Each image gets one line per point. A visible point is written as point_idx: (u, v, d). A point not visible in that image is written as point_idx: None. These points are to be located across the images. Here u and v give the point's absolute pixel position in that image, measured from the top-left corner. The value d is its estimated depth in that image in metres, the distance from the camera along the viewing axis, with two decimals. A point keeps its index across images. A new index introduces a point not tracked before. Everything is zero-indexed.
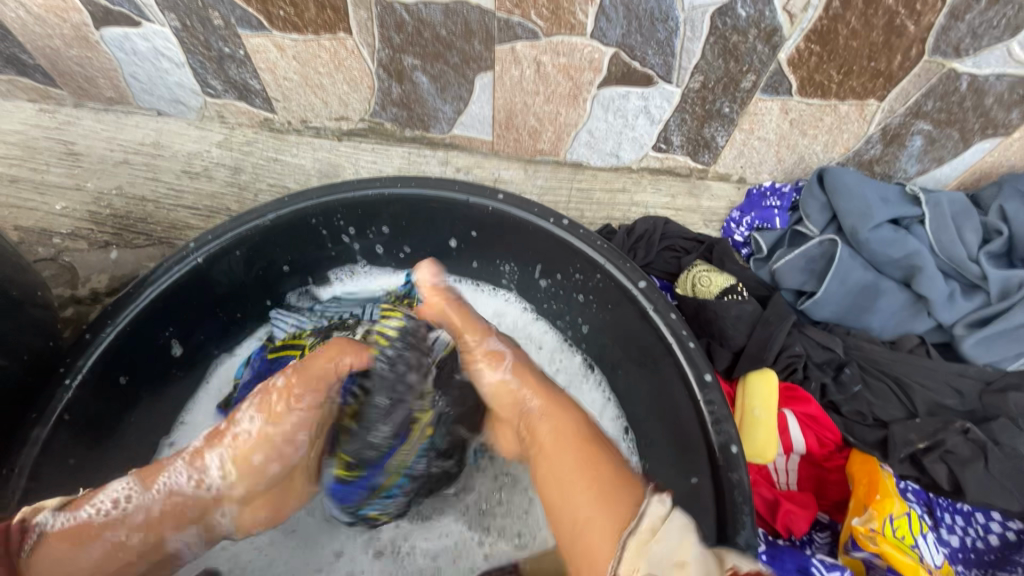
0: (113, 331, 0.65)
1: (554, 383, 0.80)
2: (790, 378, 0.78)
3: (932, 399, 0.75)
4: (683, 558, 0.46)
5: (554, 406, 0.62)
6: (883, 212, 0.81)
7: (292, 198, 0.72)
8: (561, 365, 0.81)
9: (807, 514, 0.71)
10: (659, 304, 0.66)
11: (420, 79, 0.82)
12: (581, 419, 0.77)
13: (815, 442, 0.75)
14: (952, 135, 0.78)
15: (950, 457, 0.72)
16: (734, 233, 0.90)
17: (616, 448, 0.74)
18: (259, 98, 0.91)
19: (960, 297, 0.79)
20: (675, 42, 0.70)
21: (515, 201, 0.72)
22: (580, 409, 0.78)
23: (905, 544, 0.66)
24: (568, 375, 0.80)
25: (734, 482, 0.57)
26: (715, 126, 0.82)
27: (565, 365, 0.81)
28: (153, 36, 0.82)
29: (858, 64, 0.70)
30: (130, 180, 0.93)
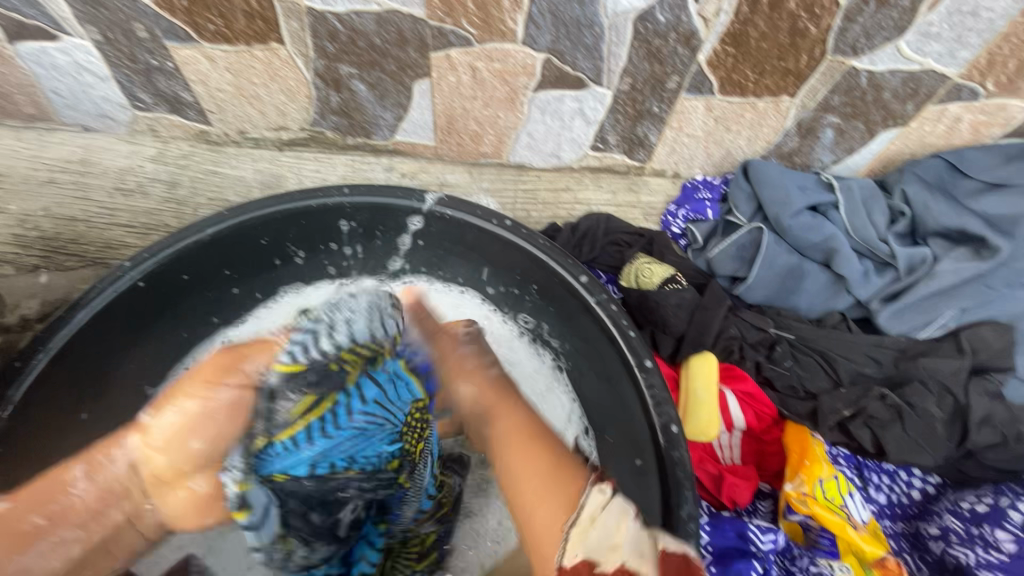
0: (45, 357, 0.63)
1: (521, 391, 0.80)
2: (728, 359, 0.83)
3: (854, 369, 0.82)
4: (616, 542, 0.48)
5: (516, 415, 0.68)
6: (803, 199, 0.87)
7: (232, 212, 0.71)
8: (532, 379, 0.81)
9: (750, 485, 0.77)
10: (600, 296, 0.69)
11: (357, 87, 0.83)
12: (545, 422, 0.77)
13: (754, 418, 0.80)
14: (858, 126, 0.85)
15: (873, 421, 0.79)
16: (671, 225, 0.95)
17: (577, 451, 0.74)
18: (193, 111, 0.89)
19: (873, 275, 0.86)
20: (602, 47, 0.74)
21: (457, 204, 0.74)
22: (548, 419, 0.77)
23: (834, 504, 0.71)
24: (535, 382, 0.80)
25: (675, 460, 0.60)
26: (647, 125, 0.87)
27: (538, 373, 0.80)
28: (73, 50, 0.79)
29: (770, 63, 0.75)
30: (58, 200, 0.89)
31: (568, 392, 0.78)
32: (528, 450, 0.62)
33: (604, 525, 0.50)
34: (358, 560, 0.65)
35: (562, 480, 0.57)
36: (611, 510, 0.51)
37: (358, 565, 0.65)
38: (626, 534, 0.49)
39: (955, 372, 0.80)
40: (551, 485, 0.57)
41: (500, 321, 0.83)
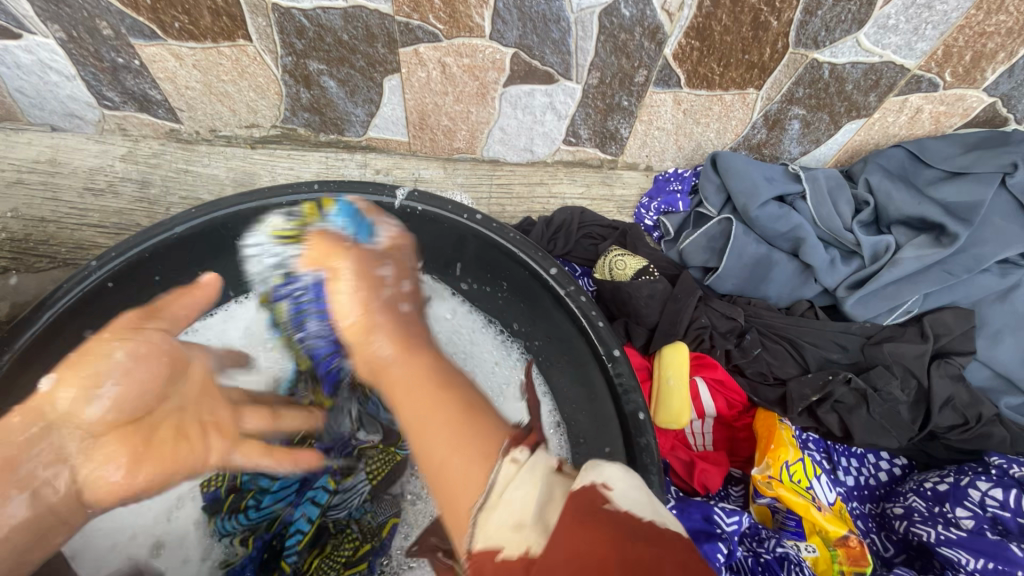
0: (10, 357, 0.62)
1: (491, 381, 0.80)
2: (699, 348, 0.85)
3: (821, 355, 0.84)
4: (521, 519, 0.41)
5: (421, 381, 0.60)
6: (770, 190, 0.89)
7: (202, 209, 0.71)
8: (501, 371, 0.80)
9: (720, 470, 0.78)
10: (571, 288, 0.70)
11: (328, 84, 0.83)
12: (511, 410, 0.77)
13: (724, 406, 0.83)
14: (823, 118, 0.87)
15: (840, 406, 0.81)
16: (644, 218, 0.96)
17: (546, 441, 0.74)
18: (162, 109, 0.88)
19: (839, 263, 0.87)
20: (569, 41, 0.74)
21: (428, 199, 0.75)
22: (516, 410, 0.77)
23: (799, 486, 0.73)
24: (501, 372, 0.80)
25: (642, 446, 0.62)
26: (618, 118, 0.88)
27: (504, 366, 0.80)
28: (37, 48, 0.78)
29: (735, 57, 0.76)
30: (27, 201, 0.88)
31: (540, 386, 0.78)
32: (451, 422, 0.54)
33: (521, 489, 0.43)
34: (297, 518, 0.68)
35: (478, 457, 0.49)
36: (534, 467, 0.45)
37: (297, 523, 0.68)
38: (534, 493, 0.42)
39: (918, 356, 0.82)
40: (462, 459, 0.50)
41: (471, 317, 0.84)
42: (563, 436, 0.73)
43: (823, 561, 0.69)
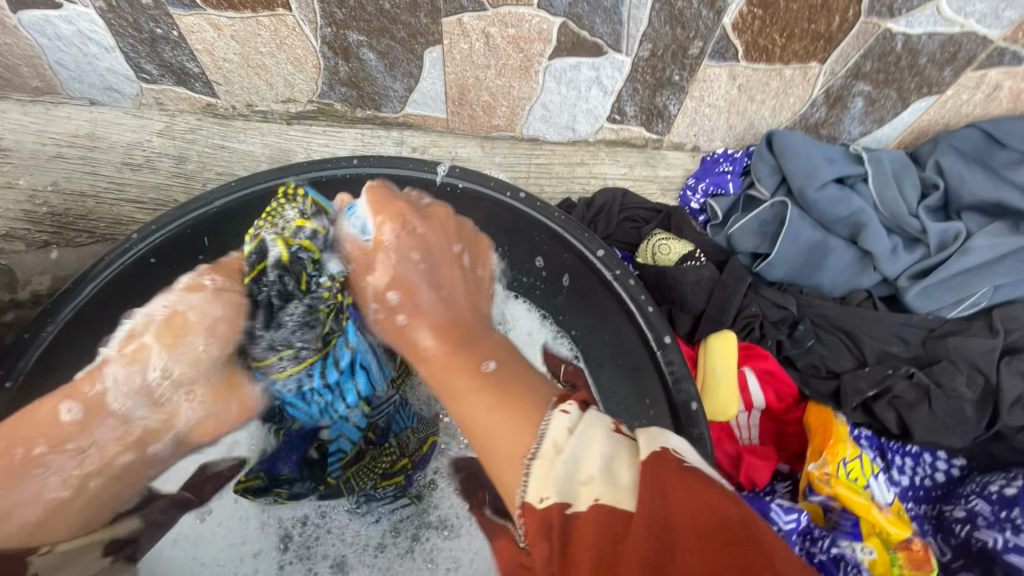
0: (54, 330, 0.62)
1: None
2: (749, 338, 0.81)
3: (880, 348, 0.79)
4: (590, 471, 0.33)
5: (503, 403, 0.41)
6: (829, 171, 0.83)
7: (239, 184, 0.69)
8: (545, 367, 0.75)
9: (768, 465, 0.75)
10: (619, 271, 0.67)
11: (367, 56, 0.80)
12: None
13: (773, 398, 0.79)
14: (891, 95, 0.81)
15: (898, 402, 0.76)
16: (690, 201, 0.91)
17: None
18: (199, 83, 0.87)
19: (902, 250, 0.82)
20: (622, 10, 0.70)
21: (470, 176, 0.72)
22: None
23: (857, 485, 0.69)
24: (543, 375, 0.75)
25: (695, 437, 0.58)
26: (667, 94, 0.83)
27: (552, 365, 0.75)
28: (76, 18, 0.77)
29: (799, 27, 0.71)
30: (67, 175, 0.88)
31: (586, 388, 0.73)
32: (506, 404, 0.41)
33: (580, 439, 0.35)
34: (338, 437, 0.67)
35: (510, 409, 0.41)
36: (590, 429, 0.36)
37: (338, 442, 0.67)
38: (598, 450, 0.34)
39: (987, 351, 0.77)
40: (506, 415, 0.40)
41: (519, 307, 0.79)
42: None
43: (880, 564, 0.65)
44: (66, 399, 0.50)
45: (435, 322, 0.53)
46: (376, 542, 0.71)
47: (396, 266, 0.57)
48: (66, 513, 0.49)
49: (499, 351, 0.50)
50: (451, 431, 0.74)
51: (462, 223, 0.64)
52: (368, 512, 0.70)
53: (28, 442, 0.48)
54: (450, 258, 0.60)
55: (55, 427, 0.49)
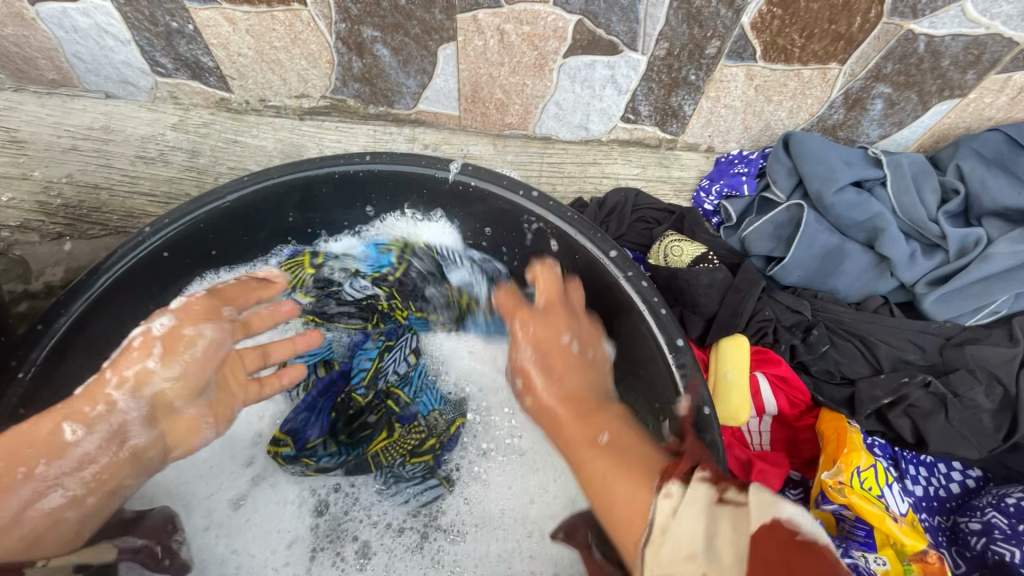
0: (67, 322, 0.62)
1: None
2: (761, 342, 0.80)
3: (896, 355, 0.77)
4: (692, 549, 0.42)
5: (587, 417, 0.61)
6: (847, 174, 0.82)
7: (251, 177, 0.69)
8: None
9: (779, 472, 0.73)
10: (631, 272, 0.66)
11: (381, 53, 0.80)
12: None
13: (785, 403, 0.77)
14: (911, 97, 0.79)
15: (913, 411, 0.75)
16: (704, 201, 0.90)
17: None
18: (213, 77, 0.87)
19: (920, 256, 0.81)
20: (639, 8, 0.70)
21: (483, 174, 0.71)
22: None
23: (871, 495, 0.68)
24: None
25: (707, 443, 0.57)
26: (682, 94, 0.82)
27: None
28: (94, 12, 0.77)
29: (819, 27, 0.70)
30: (81, 167, 0.88)
31: None
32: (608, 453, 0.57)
33: (687, 520, 0.44)
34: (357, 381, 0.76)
35: (626, 474, 0.53)
36: (694, 497, 0.46)
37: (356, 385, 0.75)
38: (700, 526, 0.43)
39: (1006, 360, 0.75)
40: (625, 483, 0.52)
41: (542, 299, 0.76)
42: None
43: None
44: (67, 418, 0.53)
45: (559, 396, 0.64)
46: (396, 524, 0.70)
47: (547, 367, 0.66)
48: (62, 526, 0.54)
49: (613, 422, 0.61)
50: (468, 431, 0.74)
51: (564, 280, 0.72)
52: (396, 493, 0.71)
53: (31, 459, 0.52)
54: (558, 350, 0.66)
55: (55, 444, 0.53)
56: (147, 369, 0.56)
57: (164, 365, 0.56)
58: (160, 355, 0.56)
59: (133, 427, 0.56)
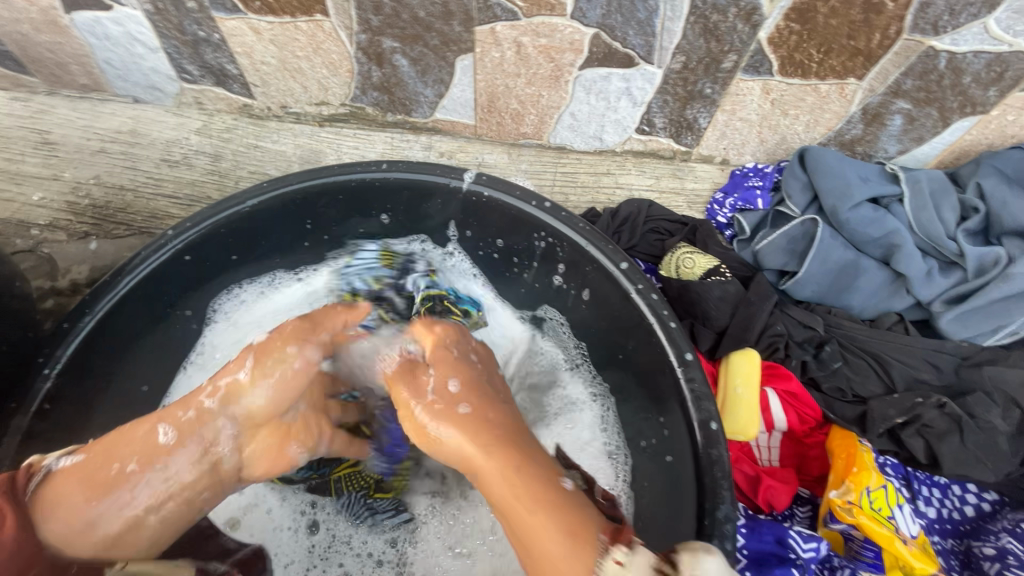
0: (92, 320, 0.64)
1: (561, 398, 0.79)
2: (772, 357, 0.79)
3: (910, 375, 0.76)
4: None
5: (504, 446, 0.53)
6: (862, 190, 0.81)
7: (271, 184, 0.71)
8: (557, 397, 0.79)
9: (788, 489, 0.73)
10: (642, 285, 0.66)
11: (400, 62, 0.81)
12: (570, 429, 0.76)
13: (796, 420, 0.77)
14: (931, 113, 0.79)
15: (927, 431, 0.74)
16: (717, 214, 0.90)
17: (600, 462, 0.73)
18: (237, 84, 0.90)
19: (938, 274, 0.80)
20: (656, 22, 0.70)
21: (497, 184, 0.72)
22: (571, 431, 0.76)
23: (881, 516, 0.67)
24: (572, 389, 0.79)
25: (713, 458, 0.58)
26: (697, 107, 0.82)
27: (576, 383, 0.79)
28: (126, 20, 0.80)
29: (838, 42, 0.70)
30: (109, 169, 0.91)
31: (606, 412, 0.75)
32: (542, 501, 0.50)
33: None
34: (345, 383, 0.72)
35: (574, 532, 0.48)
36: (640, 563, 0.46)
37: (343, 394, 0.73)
38: None
39: None
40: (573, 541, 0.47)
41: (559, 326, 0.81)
42: (624, 469, 0.71)
43: None
44: (161, 422, 0.55)
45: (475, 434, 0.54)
46: (377, 554, 0.72)
47: (472, 402, 0.56)
48: (141, 531, 0.54)
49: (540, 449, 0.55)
50: None
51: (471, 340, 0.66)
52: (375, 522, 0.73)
53: (122, 459, 0.53)
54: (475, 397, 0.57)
55: (145, 447, 0.53)
56: (236, 382, 0.57)
57: (254, 379, 0.57)
58: (251, 367, 0.57)
59: (223, 438, 0.57)
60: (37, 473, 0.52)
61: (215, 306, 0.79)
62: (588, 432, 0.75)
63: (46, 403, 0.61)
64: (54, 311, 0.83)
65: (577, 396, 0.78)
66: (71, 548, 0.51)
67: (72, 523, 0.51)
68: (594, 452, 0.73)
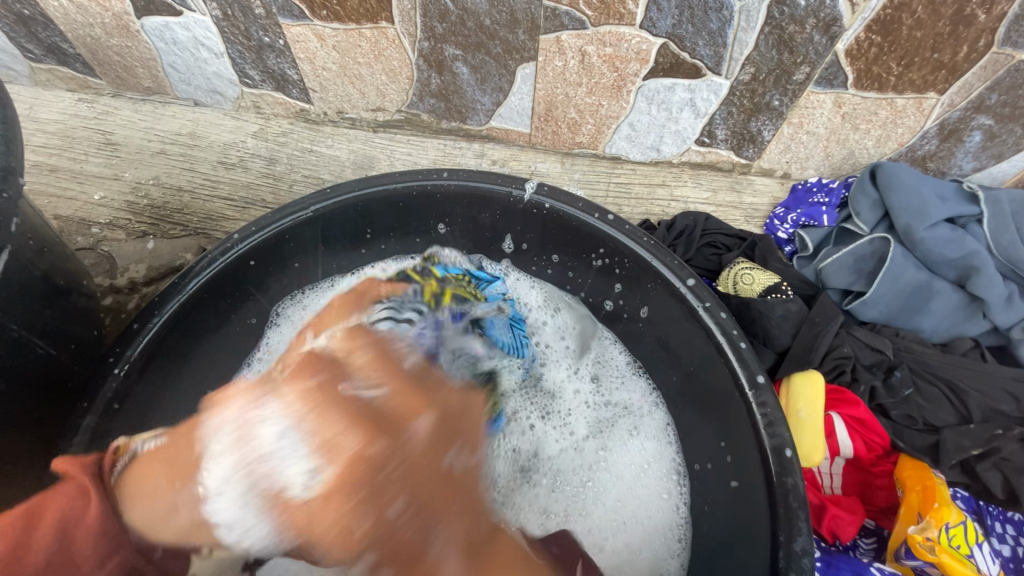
0: (160, 322, 0.65)
1: (615, 405, 0.76)
2: (838, 380, 0.76)
3: (987, 405, 0.72)
4: None
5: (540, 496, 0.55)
6: (939, 210, 0.78)
7: (334, 190, 0.71)
8: (610, 405, 0.76)
9: (854, 520, 0.70)
10: (710, 302, 0.64)
11: (460, 70, 0.81)
12: (628, 439, 0.73)
13: (862, 447, 0.73)
14: (1014, 130, 0.75)
15: (1005, 465, 0.70)
16: (777, 229, 0.87)
17: (663, 474, 0.70)
18: (296, 89, 0.90)
19: (1018, 299, 0.76)
20: (728, 33, 0.68)
21: (559, 195, 0.71)
22: (631, 443, 0.73)
23: (961, 555, 0.64)
24: (629, 397, 0.76)
25: (788, 487, 0.55)
26: (762, 120, 0.80)
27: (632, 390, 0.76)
28: (194, 25, 0.81)
29: (920, 56, 0.67)
30: (168, 170, 0.93)
31: (662, 422, 0.74)
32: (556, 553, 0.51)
33: None
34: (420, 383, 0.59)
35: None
36: None
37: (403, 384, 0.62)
38: None
39: None
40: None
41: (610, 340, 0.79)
42: (683, 484, 0.69)
43: None
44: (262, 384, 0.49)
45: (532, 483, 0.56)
46: None
47: None
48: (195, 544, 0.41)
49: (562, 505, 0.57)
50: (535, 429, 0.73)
51: None
52: None
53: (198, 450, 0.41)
54: None
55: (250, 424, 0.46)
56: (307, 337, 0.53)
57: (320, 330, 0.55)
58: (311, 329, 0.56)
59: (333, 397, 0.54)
60: (123, 456, 0.44)
61: (278, 309, 0.79)
62: (651, 443, 0.73)
63: (115, 403, 0.62)
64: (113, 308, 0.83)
65: (632, 402, 0.76)
66: (153, 540, 0.41)
67: (150, 516, 0.40)
68: (655, 465, 0.71)
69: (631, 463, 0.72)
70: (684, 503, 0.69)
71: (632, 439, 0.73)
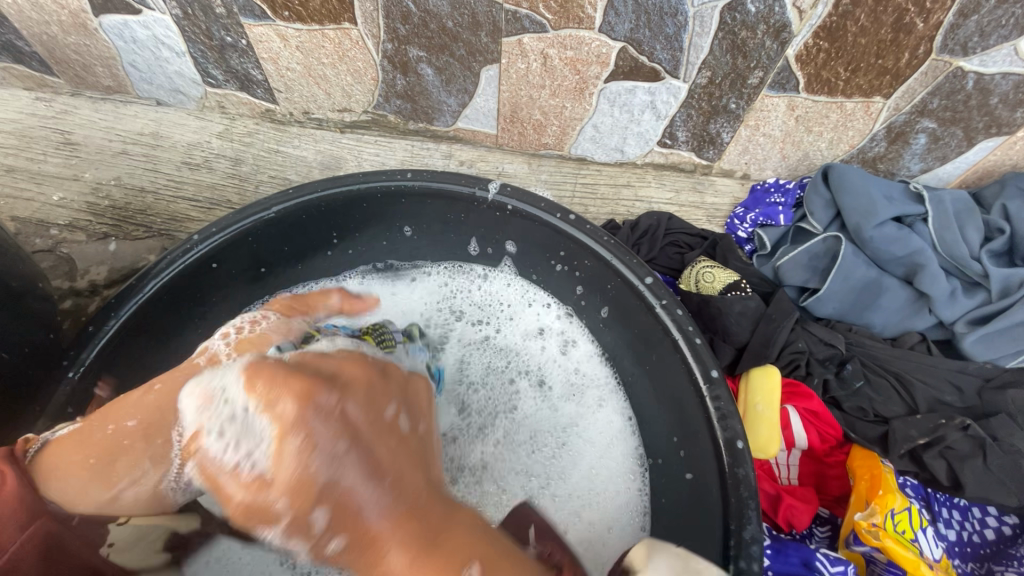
0: (117, 323, 0.64)
1: (578, 378, 0.78)
2: (793, 374, 0.79)
3: (931, 396, 0.76)
4: None
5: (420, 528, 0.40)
6: (888, 209, 0.82)
7: (296, 190, 0.71)
8: (573, 379, 0.78)
9: (808, 508, 0.72)
10: (666, 300, 0.66)
11: (424, 71, 0.81)
12: (589, 411, 0.76)
13: (816, 438, 0.76)
14: (956, 133, 0.78)
15: (950, 453, 0.72)
16: (737, 229, 0.90)
17: (626, 442, 0.73)
18: (261, 89, 0.90)
19: (961, 295, 0.80)
20: (684, 37, 0.70)
21: (522, 195, 0.71)
22: (594, 419, 0.75)
23: (906, 539, 0.67)
24: (592, 372, 0.78)
25: (739, 478, 0.57)
26: (721, 122, 0.82)
27: (592, 365, 0.78)
28: (153, 24, 0.81)
29: (866, 61, 0.69)
30: (129, 170, 0.92)
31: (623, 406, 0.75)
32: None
33: None
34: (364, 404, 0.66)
35: None
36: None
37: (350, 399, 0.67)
38: None
39: None
40: None
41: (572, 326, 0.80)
42: (642, 469, 0.71)
43: None
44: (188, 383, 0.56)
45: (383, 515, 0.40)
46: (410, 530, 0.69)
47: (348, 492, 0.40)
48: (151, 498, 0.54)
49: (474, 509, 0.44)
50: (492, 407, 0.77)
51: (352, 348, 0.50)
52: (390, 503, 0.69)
53: (121, 418, 0.53)
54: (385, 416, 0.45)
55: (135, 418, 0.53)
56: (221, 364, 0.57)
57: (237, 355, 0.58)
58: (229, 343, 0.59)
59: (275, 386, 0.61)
60: (37, 442, 0.53)
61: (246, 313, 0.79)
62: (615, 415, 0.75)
63: (69, 407, 0.60)
64: (71, 311, 0.81)
65: (596, 375, 0.78)
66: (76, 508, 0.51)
67: (73, 487, 0.51)
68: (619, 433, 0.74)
69: (595, 434, 0.74)
70: (643, 492, 0.70)
71: (595, 414, 0.76)
